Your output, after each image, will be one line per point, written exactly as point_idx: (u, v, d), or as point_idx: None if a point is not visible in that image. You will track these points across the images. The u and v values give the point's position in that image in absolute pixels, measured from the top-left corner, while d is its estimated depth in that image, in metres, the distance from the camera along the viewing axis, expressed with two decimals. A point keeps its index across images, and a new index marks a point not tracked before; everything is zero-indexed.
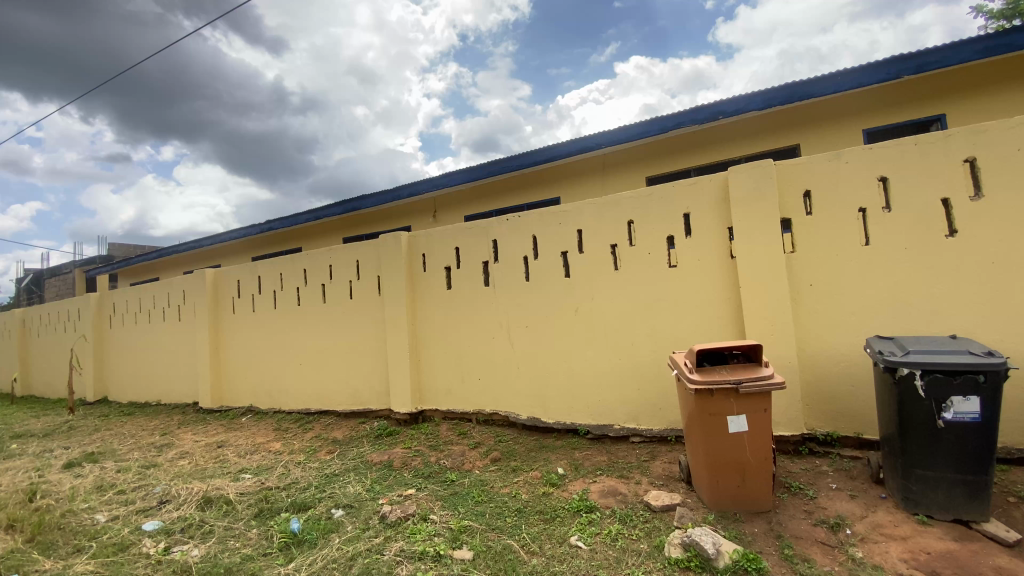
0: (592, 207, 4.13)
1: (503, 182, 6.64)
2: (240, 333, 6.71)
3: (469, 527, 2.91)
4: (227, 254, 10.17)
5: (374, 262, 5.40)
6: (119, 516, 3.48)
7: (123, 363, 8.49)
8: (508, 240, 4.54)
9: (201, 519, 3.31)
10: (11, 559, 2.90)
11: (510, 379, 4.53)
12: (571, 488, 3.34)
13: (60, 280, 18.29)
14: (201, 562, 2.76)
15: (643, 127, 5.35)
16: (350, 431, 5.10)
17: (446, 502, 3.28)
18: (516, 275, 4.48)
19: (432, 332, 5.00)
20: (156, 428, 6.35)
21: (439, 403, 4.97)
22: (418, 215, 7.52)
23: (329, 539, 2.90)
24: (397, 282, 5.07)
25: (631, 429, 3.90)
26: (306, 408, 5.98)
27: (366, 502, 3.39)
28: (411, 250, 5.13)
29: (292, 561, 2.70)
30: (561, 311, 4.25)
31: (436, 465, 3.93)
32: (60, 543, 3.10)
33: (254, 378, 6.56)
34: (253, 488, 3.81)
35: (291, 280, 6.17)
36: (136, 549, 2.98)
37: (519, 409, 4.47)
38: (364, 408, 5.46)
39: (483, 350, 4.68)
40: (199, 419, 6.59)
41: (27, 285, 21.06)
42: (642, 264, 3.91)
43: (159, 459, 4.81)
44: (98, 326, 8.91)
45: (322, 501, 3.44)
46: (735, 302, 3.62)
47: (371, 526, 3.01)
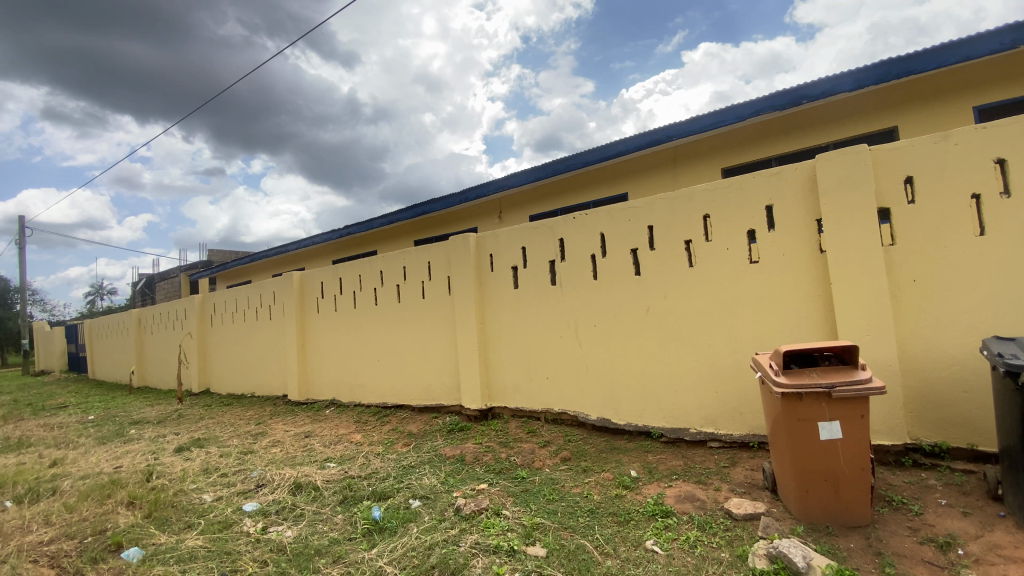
0: (663, 203, 4.00)
1: (569, 180, 6.60)
2: (323, 331, 7.15)
3: (541, 524, 2.92)
4: (310, 257, 10.88)
5: (444, 262, 5.55)
6: (222, 496, 3.82)
7: (222, 359, 9.31)
8: (576, 238, 4.50)
9: (293, 503, 3.57)
10: (133, 533, 3.26)
11: (580, 379, 4.48)
12: (646, 491, 3.25)
13: (169, 283, 20.43)
14: (294, 543, 2.97)
15: (716, 117, 5.12)
16: (424, 425, 5.28)
17: (518, 499, 3.31)
18: (585, 274, 4.43)
19: (501, 330, 5.06)
20: (251, 418, 6.90)
21: (508, 401, 5.02)
22: (485, 216, 7.65)
23: (407, 528, 3.01)
24: (466, 282, 5.18)
25: (709, 433, 3.74)
26: (382, 403, 6.26)
27: (441, 494, 3.49)
28: (479, 251, 5.22)
29: (374, 547, 2.84)
30: (632, 310, 4.15)
31: (508, 462, 3.97)
32: (174, 519, 3.45)
33: (336, 373, 6.97)
34: (337, 476, 4.04)
35: (367, 280, 6.49)
36: (238, 527, 3.26)
37: (588, 409, 4.42)
38: (436, 404, 5.63)
39: (551, 348, 4.68)
40: (287, 410, 7.09)
41: (142, 287, 23.71)
42: (718, 260, 3.73)
43: (255, 446, 5.24)
44: (201, 325, 9.84)
45: (400, 492, 3.59)
46: (825, 300, 3.36)
47: (446, 518, 3.10)
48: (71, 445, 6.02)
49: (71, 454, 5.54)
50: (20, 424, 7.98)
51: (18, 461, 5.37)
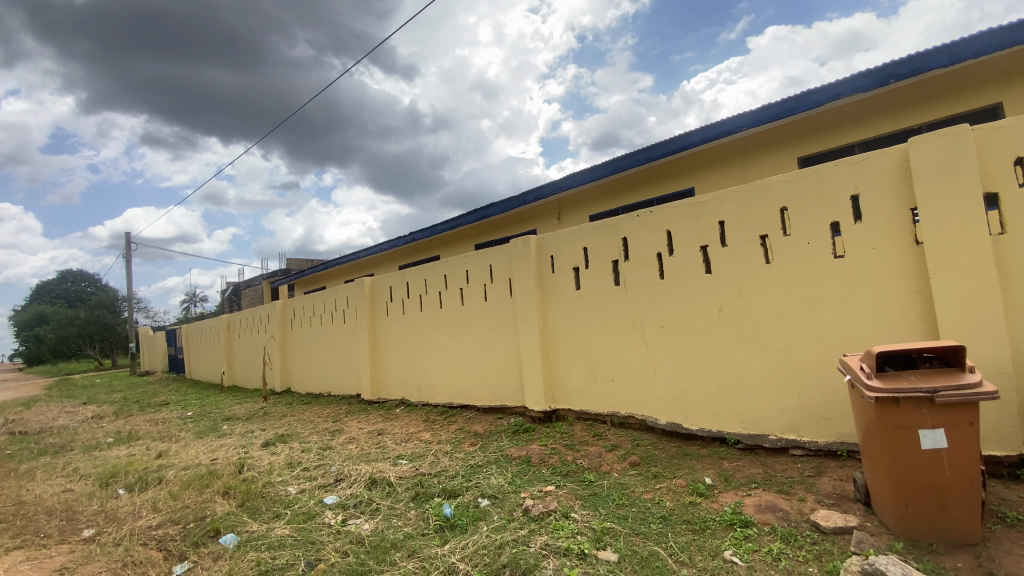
0: (734, 196, 3.82)
1: (631, 178, 6.46)
2: (392, 334, 7.44)
3: (612, 529, 2.87)
4: (378, 263, 11.36)
5: (505, 265, 5.60)
6: (305, 489, 4.07)
7: (301, 360, 9.92)
8: (641, 237, 4.39)
9: (369, 497, 3.74)
10: (229, 520, 3.55)
11: (648, 382, 4.36)
12: (722, 499, 3.11)
13: (254, 290, 22.10)
14: (372, 536, 3.11)
15: (790, 104, 4.83)
16: (489, 425, 5.35)
17: (587, 502, 3.27)
18: (650, 273, 4.32)
19: (564, 332, 5.03)
20: (328, 416, 7.30)
21: (572, 403, 4.98)
22: (545, 218, 7.64)
23: (478, 526, 3.06)
24: (528, 283, 5.20)
25: (790, 440, 3.52)
26: (448, 403, 6.42)
27: (509, 494, 3.52)
28: (540, 252, 5.22)
29: (447, 543, 2.91)
30: (703, 310, 4.00)
31: (574, 465, 3.94)
32: (263, 508, 3.71)
33: (405, 374, 7.22)
34: (409, 473, 4.18)
35: (432, 284, 6.68)
36: (320, 519, 3.46)
37: (657, 413, 4.29)
38: (500, 405, 5.68)
39: (617, 350, 4.59)
40: (361, 409, 7.44)
41: (231, 294, 25.83)
42: (798, 256, 3.52)
43: (332, 443, 5.54)
44: (282, 328, 10.55)
45: (469, 490, 3.66)
46: (922, 296, 3.08)
47: (515, 518, 3.12)
48: (174, 438, 6.65)
49: (174, 446, 6.12)
50: (132, 418, 8.93)
51: (131, 452, 6.01)
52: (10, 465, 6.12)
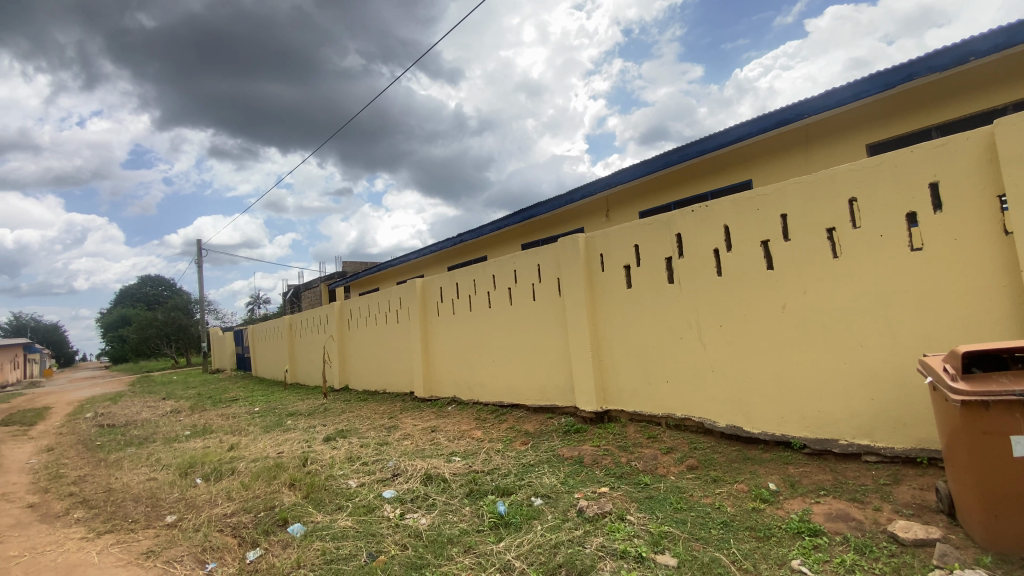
0: (797, 188, 3.64)
1: (682, 172, 6.28)
2: (443, 333, 7.58)
3: (670, 533, 2.80)
4: (428, 265, 11.63)
5: (554, 264, 5.59)
6: (365, 483, 4.23)
7: (358, 359, 10.31)
8: (696, 232, 4.26)
9: (425, 493, 3.83)
10: (295, 510, 3.74)
11: (705, 383, 4.23)
12: (788, 506, 2.96)
13: (313, 293, 23.19)
14: (429, 530, 3.18)
15: (857, 88, 4.54)
16: (540, 425, 5.34)
17: (643, 505, 3.21)
18: (706, 269, 4.19)
19: (615, 331, 4.96)
20: (384, 412, 7.55)
21: (625, 404, 4.90)
22: (592, 216, 7.55)
23: (532, 525, 3.07)
24: (577, 282, 5.16)
25: (863, 446, 3.31)
26: (498, 402, 6.48)
27: (562, 494, 3.51)
28: (589, 250, 5.17)
29: (502, 541, 2.94)
30: (763, 308, 3.83)
31: (629, 467, 3.87)
32: (327, 501, 3.88)
33: (456, 373, 7.34)
34: (463, 470, 4.26)
35: (481, 284, 6.76)
36: (380, 512, 3.58)
37: (715, 415, 4.15)
38: (551, 405, 5.67)
39: (671, 350, 4.48)
40: (415, 406, 7.64)
41: (292, 296, 27.22)
42: (869, 249, 3.30)
43: (389, 439, 5.73)
44: (340, 328, 11.00)
45: (522, 489, 3.68)
46: (1015, 291, 2.81)
47: (569, 518, 3.10)
48: (243, 432, 7.08)
49: (244, 439, 6.52)
50: (206, 413, 9.58)
51: (207, 444, 6.45)
52: (103, 455, 6.72)
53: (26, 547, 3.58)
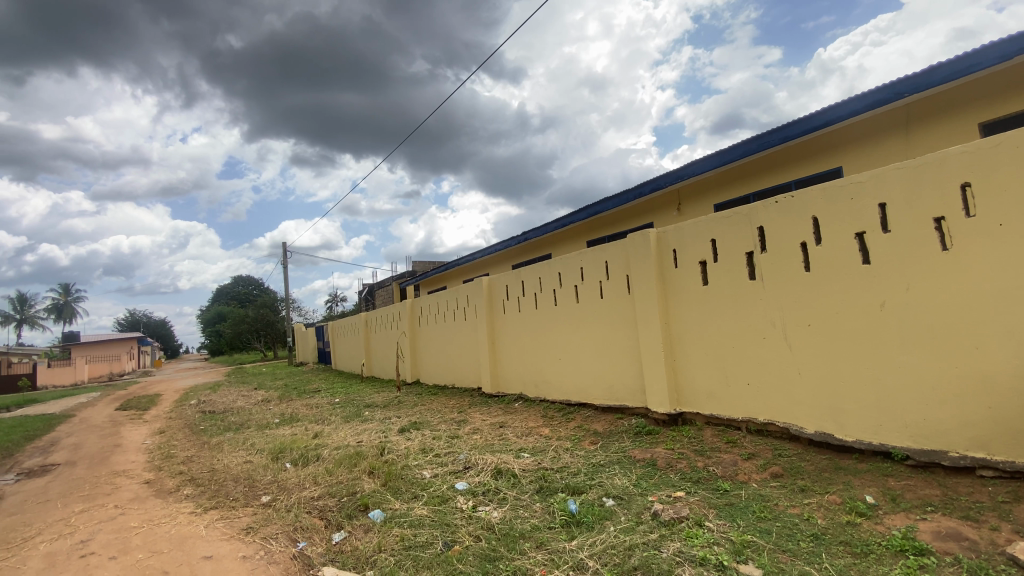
0: (897, 174, 3.32)
1: (762, 161, 5.91)
2: (510, 331, 7.65)
3: (753, 543, 2.66)
4: (494, 263, 11.78)
5: (623, 261, 5.47)
6: (438, 474, 4.37)
7: (428, 355, 10.66)
8: (780, 226, 4.01)
9: (497, 487, 3.90)
10: (375, 497, 3.94)
11: (790, 387, 3.97)
12: (888, 522, 2.71)
13: (385, 291, 24.29)
14: (501, 523, 3.24)
15: (968, 62, 4.03)
16: (610, 425, 5.25)
17: (722, 512, 3.06)
18: (792, 265, 3.93)
19: (690, 330, 4.78)
20: (454, 406, 7.76)
21: (701, 406, 4.70)
22: (662, 210, 7.30)
23: (605, 525, 3.03)
24: (649, 279, 5.02)
25: (977, 459, 2.97)
26: (566, 400, 6.45)
27: (635, 497, 3.43)
28: (661, 247, 5.01)
29: (574, 539, 2.92)
30: (858, 306, 3.53)
31: (706, 472, 3.71)
32: (404, 489, 4.05)
33: (523, 370, 7.39)
34: (533, 466, 4.28)
35: (548, 282, 6.75)
36: (453, 503, 3.69)
37: (802, 421, 3.89)
38: (621, 405, 5.56)
39: (752, 351, 4.24)
40: (483, 401, 7.79)
41: (366, 294, 28.68)
42: (987, 241, 2.95)
43: (459, 432, 5.87)
44: (411, 325, 11.43)
45: (593, 488, 3.64)
46: None
47: (644, 522, 3.03)
48: (326, 421, 7.55)
49: (326, 428, 6.96)
50: (292, 403, 10.32)
51: (294, 432, 6.95)
52: (206, 438, 7.43)
53: (146, 519, 4.04)
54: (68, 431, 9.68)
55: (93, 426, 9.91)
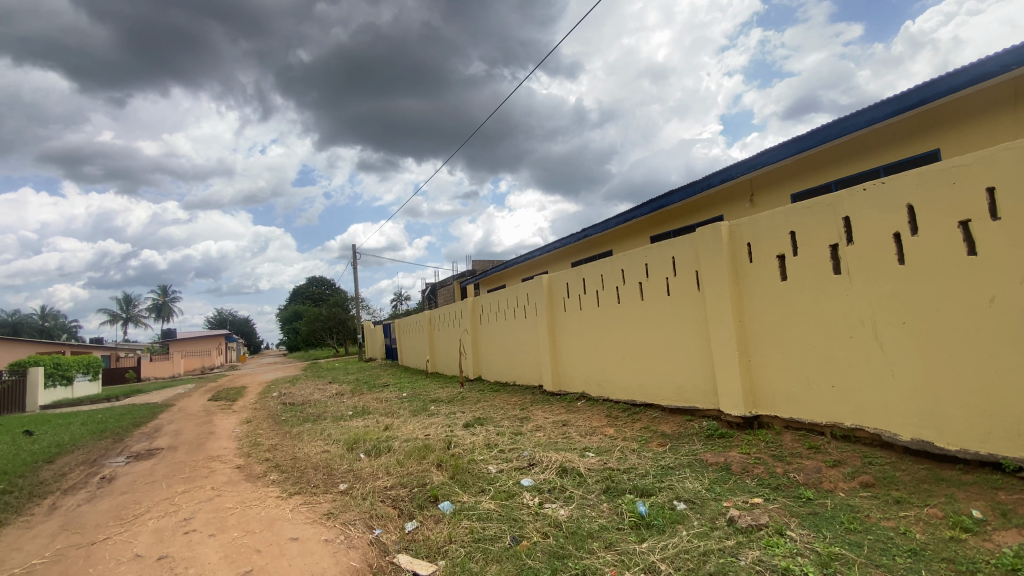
0: (1009, 154, 2.97)
1: (845, 146, 5.49)
2: (572, 329, 7.60)
3: (841, 555, 2.48)
4: (554, 260, 11.74)
5: (692, 256, 5.27)
6: (504, 469, 4.42)
7: (490, 352, 10.81)
8: (868, 215, 3.71)
9: (562, 484, 3.89)
10: (444, 489, 4.06)
11: (882, 390, 3.66)
12: (999, 539, 2.44)
13: (447, 290, 24.92)
14: (569, 521, 3.23)
15: None
16: (679, 426, 5.09)
17: (806, 521, 2.89)
18: (882, 258, 3.63)
19: (767, 329, 4.53)
20: (517, 403, 7.82)
21: (779, 409, 4.45)
22: (732, 202, 6.97)
23: (677, 529, 2.94)
24: (720, 275, 4.81)
25: None
26: (631, 400, 6.32)
27: (709, 501, 3.30)
28: (734, 241, 4.78)
29: (644, 541, 2.86)
30: (963, 301, 3.20)
31: (786, 478, 3.50)
32: (471, 482, 4.14)
33: (586, 368, 7.31)
34: (599, 466, 4.22)
35: (611, 279, 6.63)
36: (520, 498, 3.73)
37: (895, 427, 3.58)
38: (690, 407, 5.37)
39: (838, 351, 3.96)
40: (545, 399, 7.79)
41: (429, 293, 29.59)
42: None
43: (523, 429, 5.92)
44: (473, 322, 11.65)
45: (663, 491, 3.54)
46: None
47: (719, 527, 2.91)
48: (395, 415, 7.87)
49: (396, 421, 7.25)
50: (363, 396, 10.83)
51: (366, 423, 7.30)
52: (287, 428, 7.96)
53: (239, 500, 4.39)
54: (169, 418, 10.71)
55: (190, 415, 10.90)
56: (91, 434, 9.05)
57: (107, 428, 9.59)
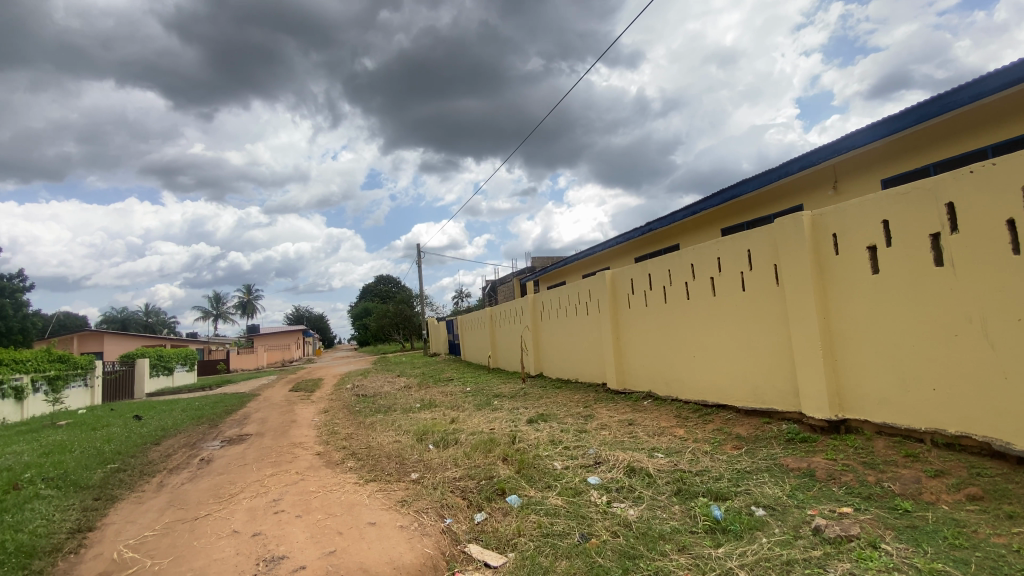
0: None
1: (945, 125, 4.96)
2: (638, 327, 7.42)
3: (944, 572, 2.27)
4: (616, 256, 11.53)
5: (769, 249, 4.99)
6: (569, 466, 4.41)
7: (551, 349, 10.80)
8: (975, 201, 3.34)
9: (631, 484, 3.82)
10: (511, 482, 4.13)
11: (993, 394, 3.29)
12: None
13: (507, 287, 25.20)
14: (639, 522, 3.17)
15: None
16: (755, 429, 4.84)
17: (903, 534, 2.66)
18: (993, 247, 3.26)
19: (855, 326, 4.20)
20: (580, 401, 7.77)
21: (869, 413, 4.12)
22: (813, 191, 6.52)
23: (756, 536, 2.81)
24: (801, 269, 4.52)
25: None
26: (702, 400, 6.09)
27: (791, 508, 3.12)
28: (817, 232, 4.47)
29: (721, 546, 2.76)
30: None
31: (879, 488, 3.24)
32: (537, 477, 4.17)
33: (652, 366, 7.13)
34: (669, 467, 4.11)
35: (679, 274, 6.42)
36: (587, 496, 3.71)
37: (1009, 436, 3.20)
38: (768, 409, 5.10)
39: (939, 350, 3.60)
40: (609, 397, 7.69)
41: (489, 290, 30.03)
42: None
43: (587, 427, 5.87)
44: (534, 319, 11.68)
45: (740, 495, 3.39)
46: None
47: (803, 536, 2.75)
48: (460, 408, 8.07)
49: (461, 414, 7.43)
50: (429, 389, 11.18)
51: (433, 416, 7.53)
52: (360, 419, 8.38)
53: (321, 485, 4.69)
54: (256, 406, 11.62)
55: (274, 404, 11.75)
56: (190, 419, 10.01)
57: (204, 414, 10.57)
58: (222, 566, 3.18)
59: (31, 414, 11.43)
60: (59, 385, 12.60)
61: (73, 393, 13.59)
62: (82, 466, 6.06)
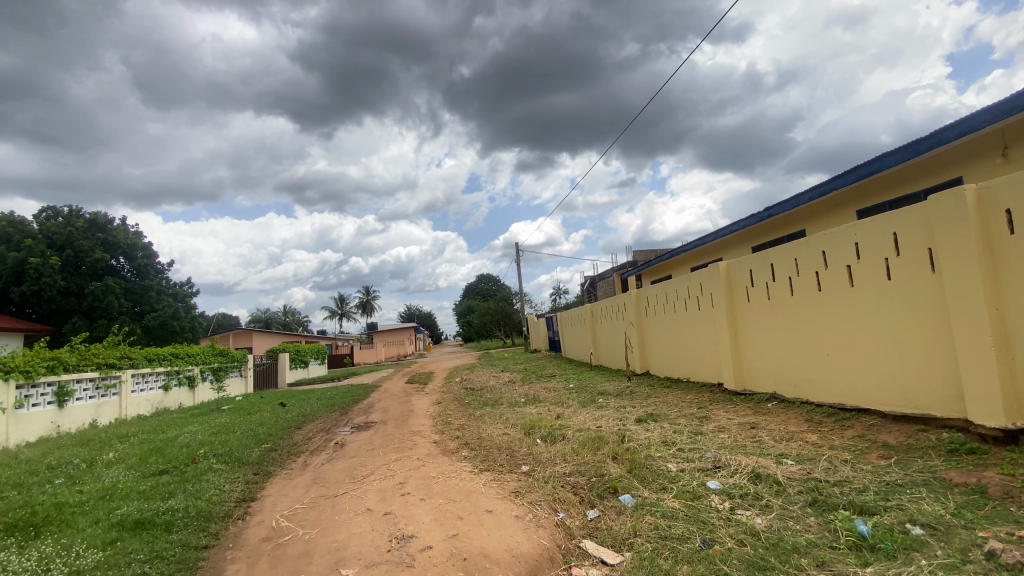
0: None
1: None
2: (759, 322, 6.89)
3: None
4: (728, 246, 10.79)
5: (922, 231, 4.35)
6: (685, 469, 4.24)
7: (658, 346, 10.42)
8: None
9: (756, 491, 3.57)
10: (624, 481, 4.08)
11: None
12: None
13: (607, 283, 24.78)
14: (768, 531, 2.97)
15: None
16: (906, 437, 4.26)
17: None
18: None
19: None
20: (694, 401, 7.40)
21: None
22: (975, 160, 5.57)
23: (912, 557, 2.49)
24: (964, 252, 3.89)
25: None
26: (837, 403, 5.49)
27: (956, 529, 2.72)
28: (986, 209, 3.81)
29: (868, 565, 2.48)
30: None
31: None
32: (651, 478, 4.07)
33: (777, 365, 6.57)
34: (801, 476, 3.77)
35: (808, 263, 5.84)
36: (707, 501, 3.54)
37: None
38: (922, 415, 4.46)
39: None
40: (726, 398, 7.23)
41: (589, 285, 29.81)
42: None
43: (703, 429, 5.58)
44: (639, 314, 11.36)
45: (890, 511, 3.01)
46: None
47: (973, 561, 2.38)
48: (566, 404, 8.12)
49: (567, 410, 7.47)
50: (534, 385, 11.38)
51: (540, 411, 7.67)
52: (470, 411, 8.79)
53: (440, 472, 5.02)
54: (378, 397, 12.68)
55: (393, 395, 12.78)
56: (324, 407, 11.25)
57: (335, 403, 11.82)
58: (360, 540, 3.55)
59: (201, 400, 13.62)
60: (221, 375, 14.84)
61: (233, 383, 15.95)
62: (243, 445, 7.11)
